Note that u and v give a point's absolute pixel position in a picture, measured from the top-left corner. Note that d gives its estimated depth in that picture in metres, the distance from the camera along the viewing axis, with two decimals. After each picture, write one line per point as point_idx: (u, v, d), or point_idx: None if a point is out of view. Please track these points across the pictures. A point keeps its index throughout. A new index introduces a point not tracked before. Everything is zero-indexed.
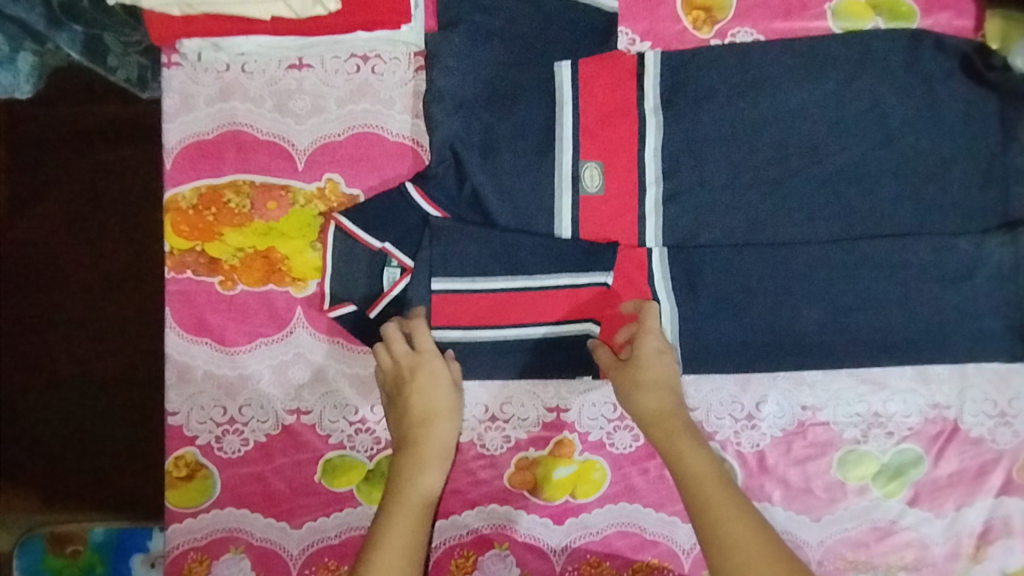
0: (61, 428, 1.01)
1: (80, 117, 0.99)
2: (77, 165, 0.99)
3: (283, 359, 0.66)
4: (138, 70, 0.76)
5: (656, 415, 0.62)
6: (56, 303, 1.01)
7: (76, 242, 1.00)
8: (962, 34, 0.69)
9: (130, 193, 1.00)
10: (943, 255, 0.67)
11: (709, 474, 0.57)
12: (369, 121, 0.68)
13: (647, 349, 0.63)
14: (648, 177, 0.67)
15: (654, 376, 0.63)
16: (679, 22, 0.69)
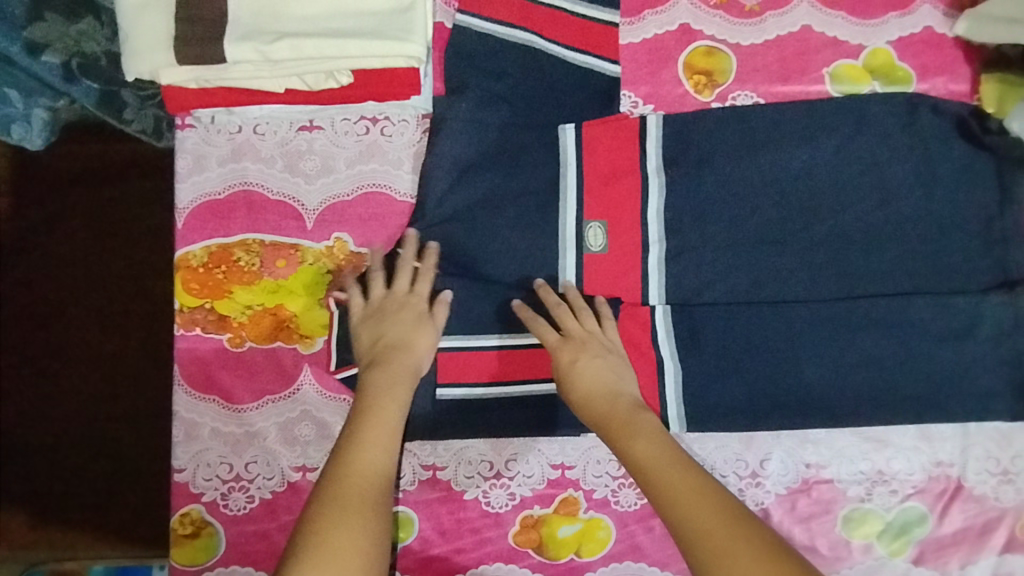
0: (63, 469, 1.00)
1: (90, 163, 1.01)
2: (86, 209, 1.01)
3: (290, 417, 0.67)
4: (153, 121, 0.79)
5: (601, 416, 0.60)
6: (61, 346, 1.01)
7: (84, 285, 1.01)
8: (958, 98, 0.71)
9: (139, 238, 1.01)
10: (945, 314, 0.67)
11: (658, 462, 0.55)
12: (378, 181, 0.69)
13: (562, 357, 0.63)
14: (651, 237, 0.68)
15: (597, 378, 0.62)
16: (682, 86, 0.71)
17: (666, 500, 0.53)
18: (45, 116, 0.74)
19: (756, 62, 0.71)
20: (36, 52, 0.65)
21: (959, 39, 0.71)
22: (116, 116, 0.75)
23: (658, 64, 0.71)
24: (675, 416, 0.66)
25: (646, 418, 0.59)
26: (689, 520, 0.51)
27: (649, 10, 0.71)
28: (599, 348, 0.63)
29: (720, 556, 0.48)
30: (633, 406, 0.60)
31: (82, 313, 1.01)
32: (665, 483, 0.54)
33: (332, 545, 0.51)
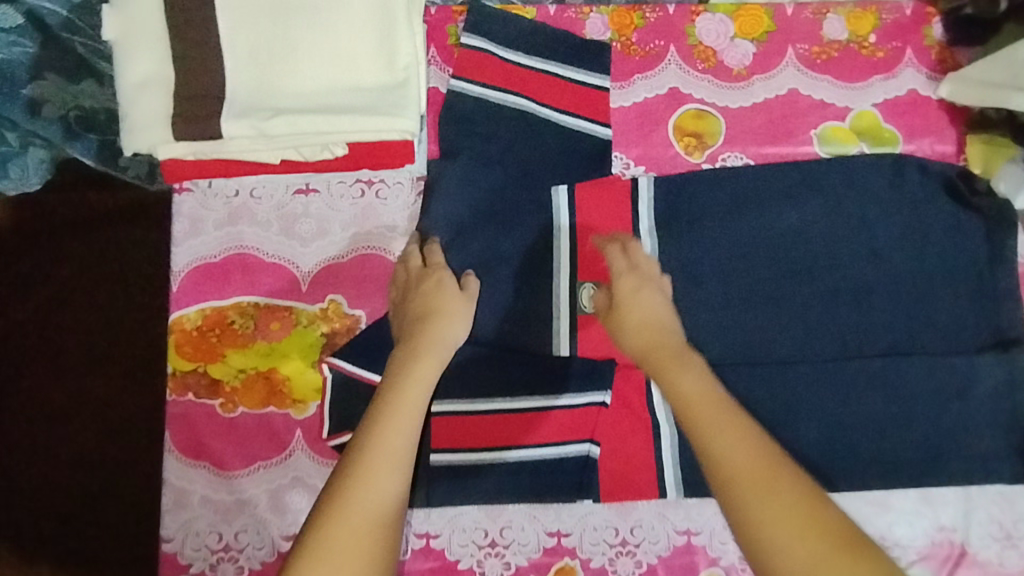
0: (47, 529, 0.97)
1: (87, 212, 1.01)
2: (81, 260, 1.01)
3: (281, 484, 0.66)
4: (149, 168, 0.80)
5: (651, 344, 0.61)
6: (52, 399, 1.00)
7: (77, 336, 1.01)
8: (945, 159, 0.72)
9: (134, 287, 1.01)
10: (941, 374, 0.67)
11: (700, 394, 0.55)
12: (372, 243, 0.69)
13: (624, 290, 0.64)
14: None
15: (644, 318, 0.62)
16: (672, 148, 0.71)
17: (700, 426, 0.53)
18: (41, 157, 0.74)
19: (744, 124, 0.72)
20: (37, 109, 0.67)
21: (944, 101, 0.72)
22: (111, 165, 0.77)
23: (649, 127, 0.72)
24: (670, 479, 0.66)
25: (689, 357, 0.59)
26: (725, 459, 0.51)
27: (639, 74, 0.72)
28: (661, 307, 0.63)
29: (758, 493, 0.48)
30: (680, 347, 0.60)
31: (74, 365, 1.00)
32: (699, 408, 0.54)
33: (374, 452, 0.53)
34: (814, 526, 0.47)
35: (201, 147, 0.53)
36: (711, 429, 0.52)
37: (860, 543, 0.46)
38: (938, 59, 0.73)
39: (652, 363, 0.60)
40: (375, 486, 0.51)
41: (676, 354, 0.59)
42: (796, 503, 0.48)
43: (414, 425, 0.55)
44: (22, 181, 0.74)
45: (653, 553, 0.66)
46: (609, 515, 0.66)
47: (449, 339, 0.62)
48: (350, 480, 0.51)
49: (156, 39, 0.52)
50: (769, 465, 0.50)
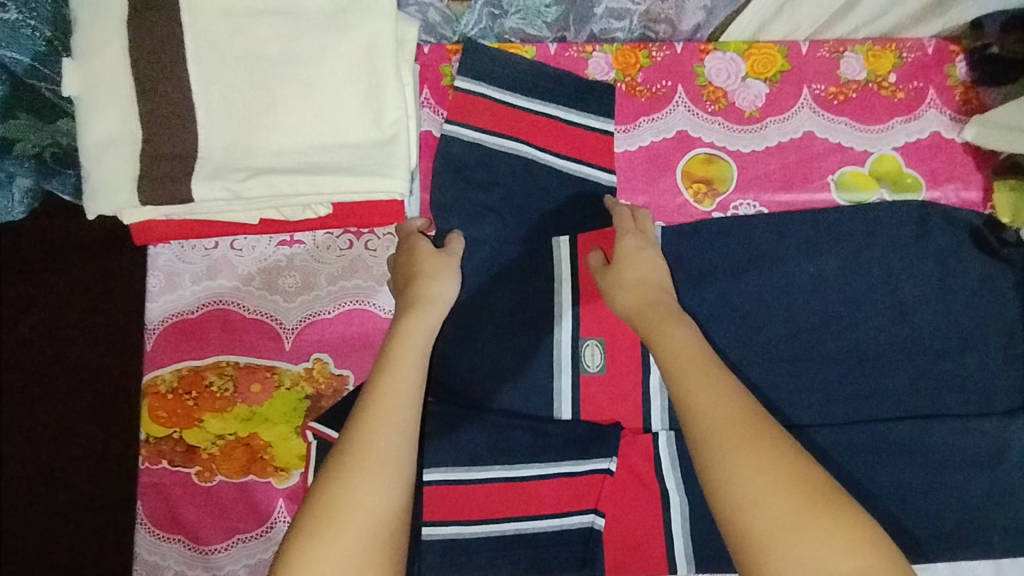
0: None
1: (59, 243, 0.94)
2: (56, 295, 0.95)
3: (261, 559, 0.61)
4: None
5: (646, 299, 0.56)
6: (26, 446, 0.95)
7: (51, 379, 0.95)
8: (971, 206, 0.68)
9: (110, 323, 0.95)
10: (972, 439, 0.63)
11: (685, 355, 0.50)
12: (361, 297, 0.65)
13: (625, 248, 0.59)
14: (653, 356, 0.63)
15: (639, 275, 0.58)
16: (680, 195, 0.67)
17: (683, 381, 0.49)
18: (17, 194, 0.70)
19: (757, 169, 0.67)
20: (9, 147, 0.63)
21: (969, 144, 0.68)
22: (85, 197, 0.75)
23: (656, 172, 0.67)
24: (682, 555, 0.61)
25: (686, 323, 0.54)
26: (705, 415, 0.46)
27: (645, 117, 0.68)
28: (658, 266, 0.59)
29: (735, 452, 0.44)
30: (673, 307, 0.56)
31: (48, 410, 0.95)
32: (684, 363, 0.50)
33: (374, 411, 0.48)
34: (793, 480, 0.42)
35: (172, 210, 0.49)
36: (693, 385, 0.48)
37: (848, 506, 0.42)
38: (962, 100, 0.69)
39: (643, 319, 0.55)
40: (375, 448, 0.47)
41: (671, 315, 0.54)
42: (778, 462, 0.43)
43: (412, 373, 0.51)
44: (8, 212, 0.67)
45: None
46: None
47: (441, 296, 0.58)
48: (347, 444, 0.47)
49: (120, 91, 0.48)
50: (749, 428, 0.45)
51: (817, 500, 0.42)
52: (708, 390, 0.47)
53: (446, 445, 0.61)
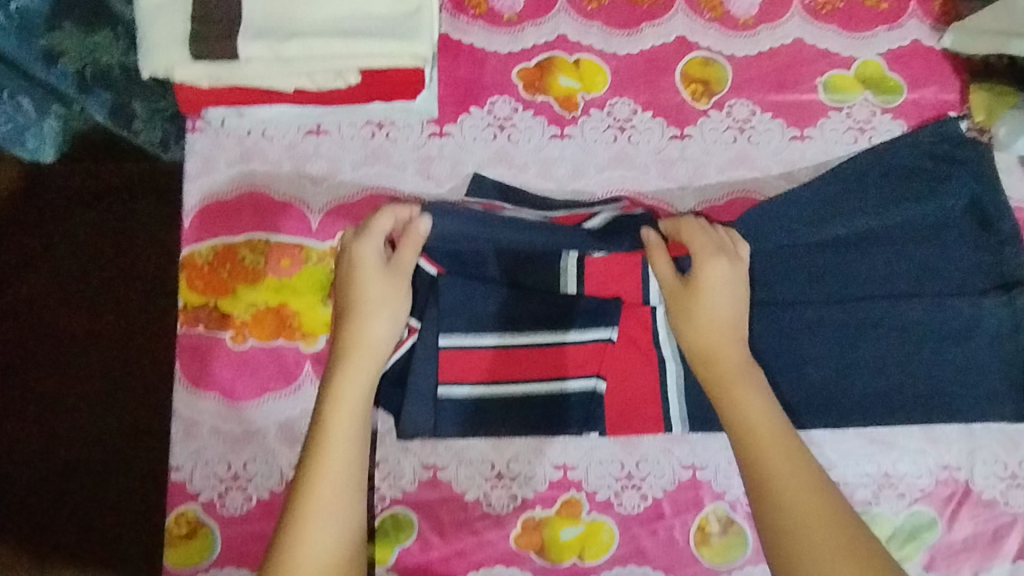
0: (53, 487, 0.96)
1: (96, 183, 1.00)
2: (88, 228, 1.00)
3: (290, 415, 0.67)
4: (160, 134, 0.82)
5: (711, 350, 0.60)
6: (53, 361, 0.99)
7: (81, 302, 1.00)
8: (948, 108, 0.73)
9: (142, 255, 1.00)
10: (944, 316, 0.67)
11: (762, 426, 0.57)
12: (383, 183, 0.70)
13: (708, 273, 0.61)
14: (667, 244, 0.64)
15: (711, 304, 0.61)
16: (679, 94, 0.72)
17: (771, 455, 0.55)
18: (55, 124, 0.81)
19: (751, 72, 0.73)
20: (53, 59, 0.67)
21: (947, 51, 0.74)
22: (125, 126, 0.78)
23: (657, 74, 0.73)
24: (675, 416, 0.66)
25: (753, 377, 0.59)
26: (785, 490, 0.53)
27: (646, 23, 0.73)
28: (733, 296, 0.62)
29: (815, 555, 0.51)
30: (746, 360, 0.60)
31: (77, 330, 0.99)
32: (769, 438, 0.56)
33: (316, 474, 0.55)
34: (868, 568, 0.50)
35: (216, 69, 0.55)
36: (784, 467, 0.54)
37: None
38: (942, 11, 0.74)
39: (715, 388, 0.60)
40: (326, 513, 0.54)
41: (740, 368, 0.59)
42: (844, 549, 0.51)
43: (354, 423, 0.58)
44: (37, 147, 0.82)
45: (658, 487, 0.67)
46: (613, 449, 0.68)
47: (376, 337, 0.61)
48: (301, 496, 0.55)
49: None
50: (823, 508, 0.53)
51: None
52: (795, 500, 0.53)
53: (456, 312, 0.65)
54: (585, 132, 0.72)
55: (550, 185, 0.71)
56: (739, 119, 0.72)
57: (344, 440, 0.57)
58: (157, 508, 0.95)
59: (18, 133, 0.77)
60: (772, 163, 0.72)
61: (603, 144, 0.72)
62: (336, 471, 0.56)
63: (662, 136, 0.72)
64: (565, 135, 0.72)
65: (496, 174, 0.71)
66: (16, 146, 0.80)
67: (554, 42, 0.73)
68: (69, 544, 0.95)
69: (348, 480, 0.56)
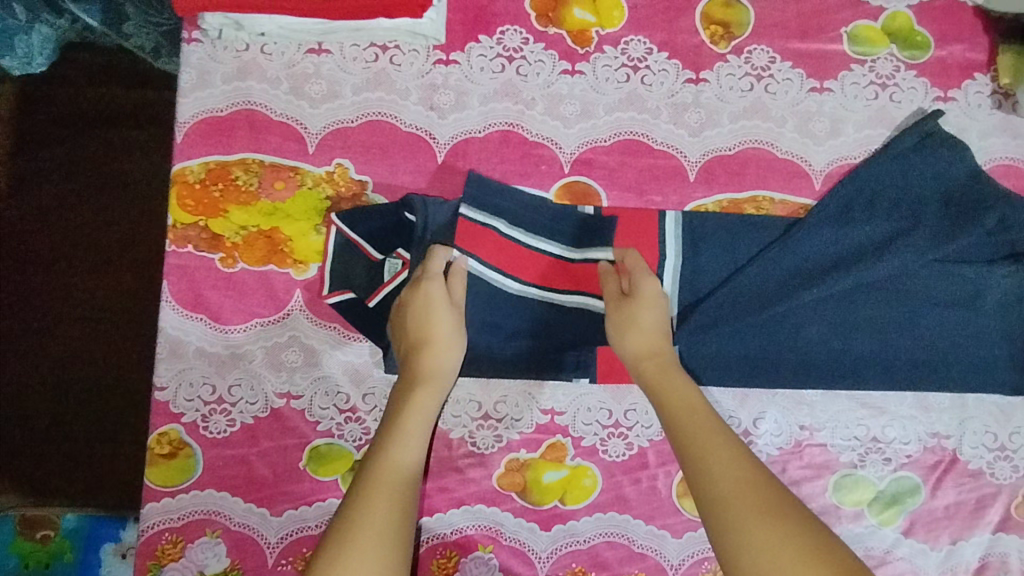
0: (37, 414, 0.95)
1: (92, 104, 0.97)
2: (80, 151, 0.97)
3: (277, 341, 0.65)
4: (154, 44, 0.79)
5: (643, 351, 0.60)
6: (40, 286, 0.96)
7: (70, 227, 0.97)
8: (975, 67, 0.69)
9: (135, 181, 0.97)
10: (947, 282, 0.66)
11: (696, 412, 0.56)
12: (384, 110, 0.68)
13: (648, 291, 0.62)
14: (669, 226, 0.66)
15: (647, 323, 0.61)
16: (698, 35, 0.69)
17: (696, 439, 0.54)
18: (44, 33, 0.78)
19: (775, 16, 0.69)
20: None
21: (980, 7, 0.70)
22: (116, 31, 0.76)
23: (675, 12, 0.69)
24: None
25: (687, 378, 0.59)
26: (712, 466, 0.51)
27: None
28: (671, 362, 0.60)
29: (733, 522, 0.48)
30: (676, 366, 0.60)
31: (66, 254, 0.97)
32: (699, 429, 0.54)
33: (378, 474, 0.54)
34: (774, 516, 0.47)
35: None
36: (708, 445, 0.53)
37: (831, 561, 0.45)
38: None
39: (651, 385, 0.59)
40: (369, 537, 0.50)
41: (674, 374, 0.59)
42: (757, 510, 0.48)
43: (410, 471, 0.56)
44: (27, 59, 0.80)
45: (645, 438, 0.66)
46: (603, 397, 0.66)
47: (443, 368, 0.61)
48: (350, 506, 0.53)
49: None
50: (750, 478, 0.50)
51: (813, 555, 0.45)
52: (709, 446, 0.53)
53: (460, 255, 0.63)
54: (596, 69, 0.69)
55: (556, 123, 0.68)
56: (757, 67, 0.69)
57: (399, 468, 0.55)
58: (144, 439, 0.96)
59: (6, 38, 0.75)
60: (788, 114, 0.69)
61: (614, 83, 0.69)
62: (386, 506, 0.53)
63: (676, 80, 0.69)
64: (576, 71, 0.69)
65: (502, 108, 0.68)
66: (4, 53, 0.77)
67: None
68: (52, 471, 0.95)
69: (405, 505, 0.53)
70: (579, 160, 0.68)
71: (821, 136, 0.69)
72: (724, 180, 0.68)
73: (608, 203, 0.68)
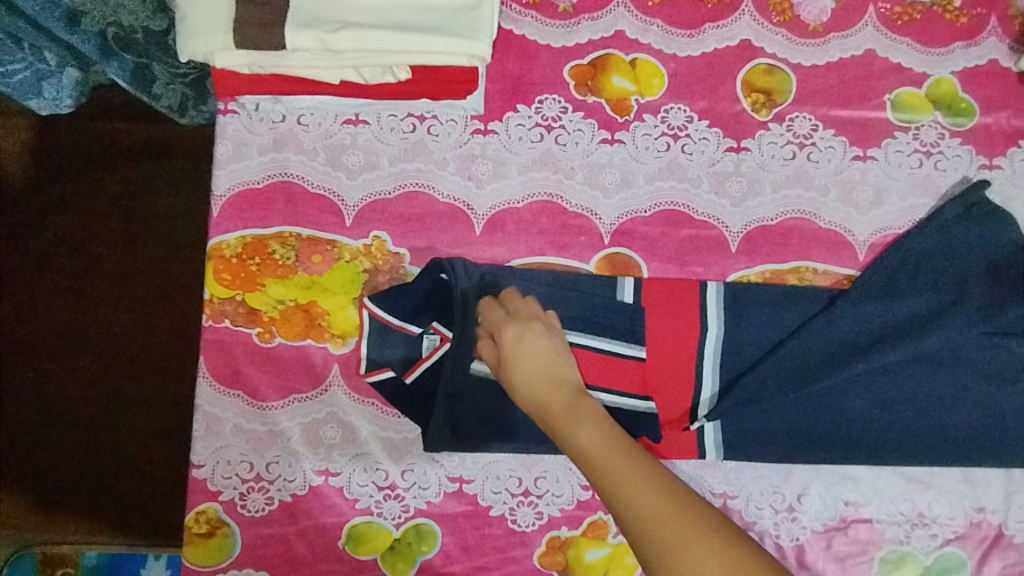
0: (62, 465, 0.94)
1: (113, 144, 0.96)
2: (103, 197, 0.96)
3: (315, 418, 0.64)
4: (181, 97, 0.76)
5: (541, 399, 0.56)
6: (61, 331, 0.96)
7: (93, 273, 0.96)
8: (1020, 134, 0.69)
9: (157, 228, 0.96)
10: (994, 356, 0.65)
11: (599, 445, 0.51)
12: (421, 180, 0.67)
13: (508, 341, 0.58)
14: (710, 305, 0.65)
15: (536, 367, 0.57)
16: (739, 103, 0.68)
17: (604, 473, 0.49)
18: (75, 78, 0.75)
19: (817, 83, 0.69)
20: (75, 20, 0.63)
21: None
22: (144, 89, 0.73)
23: (716, 79, 0.68)
24: (711, 445, 0.64)
25: (585, 399, 0.56)
26: (629, 504, 0.47)
27: (710, 23, 0.69)
28: (557, 378, 0.57)
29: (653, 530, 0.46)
30: (573, 394, 0.56)
31: (87, 297, 0.96)
32: (608, 457, 0.50)
33: None
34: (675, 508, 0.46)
35: (262, 58, 0.53)
36: (620, 476, 0.48)
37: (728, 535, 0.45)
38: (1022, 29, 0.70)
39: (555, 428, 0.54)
40: None
41: (566, 403, 0.55)
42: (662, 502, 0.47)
43: None
44: (54, 103, 0.78)
45: None
46: None
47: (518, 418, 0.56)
48: None
49: None
50: (675, 510, 0.46)
51: (715, 534, 0.45)
52: (606, 458, 0.50)
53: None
54: (636, 138, 0.68)
55: (595, 193, 0.67)
56: (800, 134, 0.68)
57: None
58: (169, 493, 0.94)
59: (33, 82, 0.73)
60: (831, 183, 0.68)
61: (654, 152, 0.68)
62: None
63: (717, 148, 0.68)
64: (615, 139, 0.68)
65: (541, 177, 0.67)
66: (31, 97, 0.75)
67: (610, 38, 0.68)
68: (74, 526, 0.93)
69: None
70: (619, 231, 0.67)
71: (865, 207, 0.68)
72: (766, 251, 0.67)
73: (648, 274, 0.67)
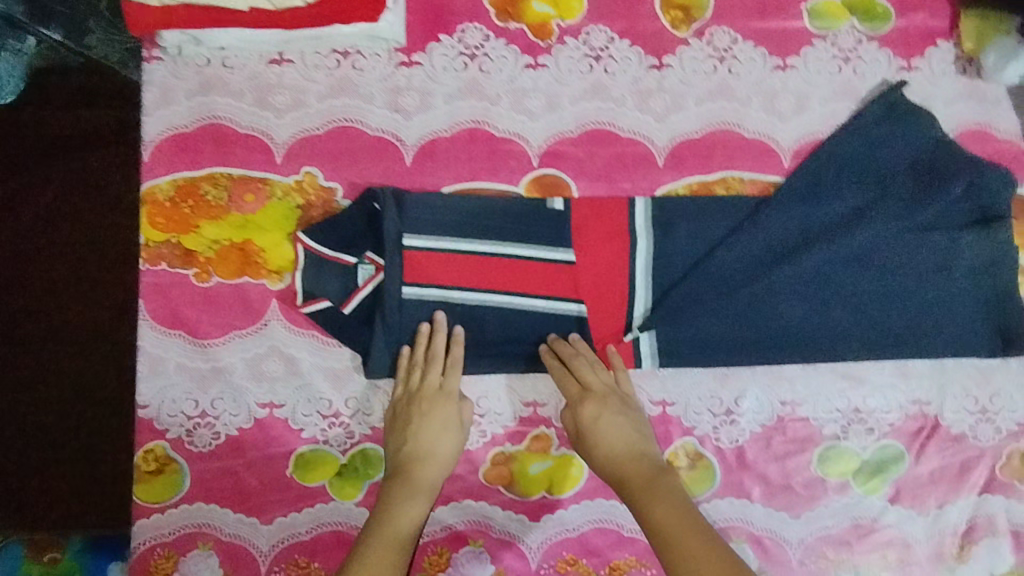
0: None
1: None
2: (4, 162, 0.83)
3: (257, 352, 0.65)
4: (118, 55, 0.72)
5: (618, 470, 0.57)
6: None
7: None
8: (935, 36, 0.70)
9: (73, 187, 0.81)
10: (918, 250, 0.66)
11: (680, 520, 0.51)
12: (349, 115, 0.68)
13: (596, 397, 0.61)
14: (638, 224, 0.66)
15: (611, 436, 0.59)
16: (658, 21, 0.69)
17: (679, 544, 0.50)
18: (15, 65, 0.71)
19: None
20: None
21: None
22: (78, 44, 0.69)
23: None
24: (645, 353, 0.65)
25: (665, 481, 0.55)
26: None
27: None
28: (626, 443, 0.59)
29: None
30: (654, 471, 0.56)
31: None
32: (682, 531, 0.50)
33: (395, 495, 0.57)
34: None
35: None
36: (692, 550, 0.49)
37: None
38: None
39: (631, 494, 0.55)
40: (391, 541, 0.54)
41: (647, 479, 0.56)
42: None
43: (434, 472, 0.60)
44: None
45: None
46: None
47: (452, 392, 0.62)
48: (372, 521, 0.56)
49: None
50: None
51: None
52: (683, 533, 0.50)
53: (431, 258, 0.64)
54: (559, 61, 0.69)
55: (522, 117, 0.68)
56: (719, 48, 0.69)
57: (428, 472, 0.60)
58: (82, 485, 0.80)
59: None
60: (753, 94, 0.69)
61: (578, 74, 0.69)
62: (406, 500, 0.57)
63: (640, 66, 0.69)
64: (538, 64, 0.69)
65: (467, 105, 0.68)
66: None
67: None
68: None
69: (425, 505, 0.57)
70: (547, 153, 0.68)
71: (787, 114, 0.69)
72: (693, 163, 0.68)
73: (578, 193, 0.68)
